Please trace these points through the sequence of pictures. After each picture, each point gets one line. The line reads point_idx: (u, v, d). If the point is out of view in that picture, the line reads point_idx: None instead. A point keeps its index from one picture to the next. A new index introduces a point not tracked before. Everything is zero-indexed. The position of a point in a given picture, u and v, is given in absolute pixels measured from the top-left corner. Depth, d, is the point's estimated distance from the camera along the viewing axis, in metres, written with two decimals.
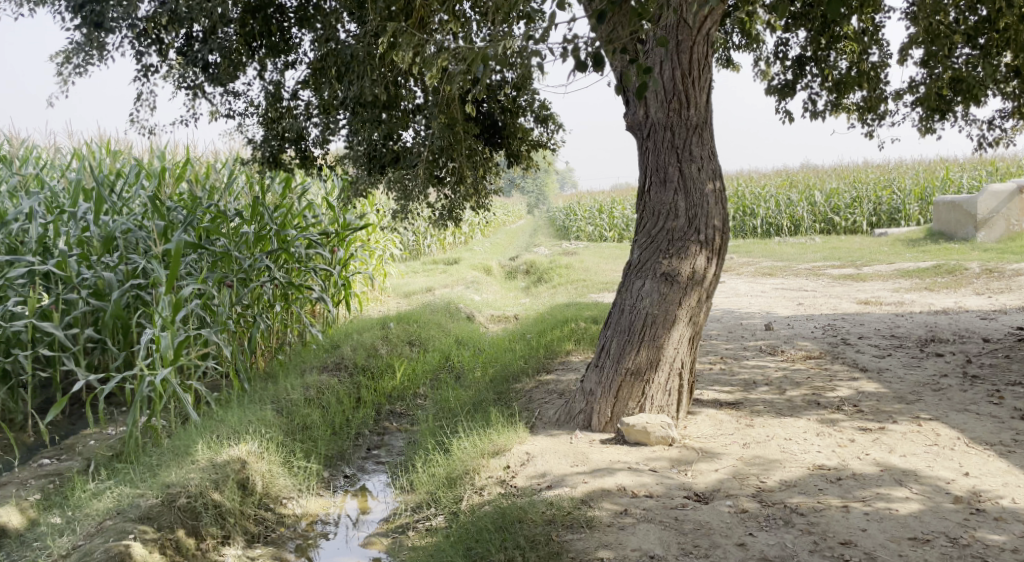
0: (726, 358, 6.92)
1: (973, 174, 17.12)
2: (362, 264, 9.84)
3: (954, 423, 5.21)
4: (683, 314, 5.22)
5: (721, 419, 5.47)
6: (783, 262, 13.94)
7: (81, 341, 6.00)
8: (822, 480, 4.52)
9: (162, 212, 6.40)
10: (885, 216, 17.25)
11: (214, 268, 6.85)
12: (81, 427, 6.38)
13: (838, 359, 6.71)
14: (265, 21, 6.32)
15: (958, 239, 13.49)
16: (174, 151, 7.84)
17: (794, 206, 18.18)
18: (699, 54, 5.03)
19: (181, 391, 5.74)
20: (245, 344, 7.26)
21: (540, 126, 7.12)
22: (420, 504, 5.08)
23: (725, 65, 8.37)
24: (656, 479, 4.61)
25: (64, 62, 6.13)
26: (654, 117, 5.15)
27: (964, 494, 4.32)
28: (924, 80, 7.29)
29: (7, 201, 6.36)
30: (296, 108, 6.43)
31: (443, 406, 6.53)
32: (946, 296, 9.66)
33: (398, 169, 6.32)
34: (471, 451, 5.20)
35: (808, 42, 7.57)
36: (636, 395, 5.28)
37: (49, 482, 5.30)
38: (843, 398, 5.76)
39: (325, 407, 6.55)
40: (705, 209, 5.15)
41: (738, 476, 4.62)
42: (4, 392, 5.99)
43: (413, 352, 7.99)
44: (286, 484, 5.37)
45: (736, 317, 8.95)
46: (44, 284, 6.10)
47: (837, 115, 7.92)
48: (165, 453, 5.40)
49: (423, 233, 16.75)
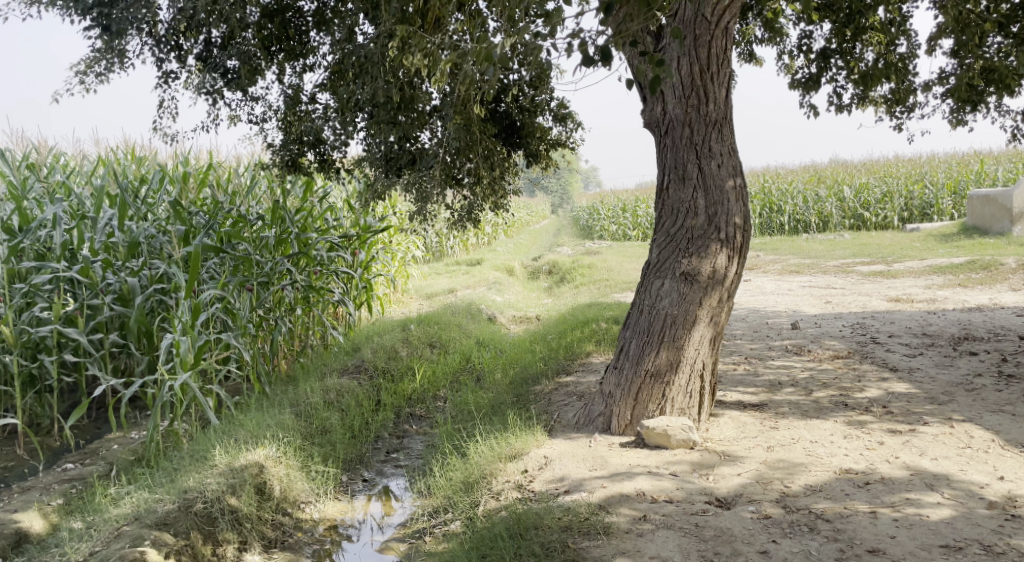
0: (750, 359, 6.77)
1: (1008, 167, 16.80)
2: (383, 266, 9.81)
3: (989, 425, 5.03)
4: (703, 313, 5.09)
5: (744, 421, 5.33)
6: (810, 259, 13.70)
7: (105, 346, 5.96)
8: (849, 484, 4.37)
9: (183, 216, 6.37)
10: (917, 210, 16.92)
11: (235, 272, 6.83)
12: (105, 431, 6.37)
13: (866, 359, 6.53)
14: (283, 25, 6.39)
15: (993, 234, 13.21)
16: (198, 157, 7.87)
17: (822, 202, 17.83)
18: (718, 48, 4.90)
19: (201, 396, 5.69)
20: (267, 347, 7.23)
21: (559, 125, 7.00)
22: (438, 508, 4.96)
23: (747, 60, 8.22)
24: (676, 484, 4.49)
25: (85, 71, 6.14)
26: (672, 114, 5.04)
27: (999, 499, 4.15)
28: (954, 71, 7.07)
29: (35, 209, 6.36)
30: (314, 111, 6.40)
31: (463, 407, 6.47)
32: (981, 293, 9.42)
33: (414, 171, 6.28)
34: (488, 455, 5.10)
35: (832, 34, 7.41)
36: (656, 397, 5.15)
37: (72, 487, 5.29)
38: (872, 399, 5.59)
39: (344, 411, 6.50)
40: (726, 206, 5.01)
41: (761, 480, 4.49)
42: (32, 397, 6.02)
43: (434, 354, 7.90)
44: (304, 488, 5.31)
45: (762, 316, 8.78)
46: (69, 289, 6.11)
47: (864, 108, 7.74)
48: (185, 456, 5.38)
49: (445, 233, 16.72)
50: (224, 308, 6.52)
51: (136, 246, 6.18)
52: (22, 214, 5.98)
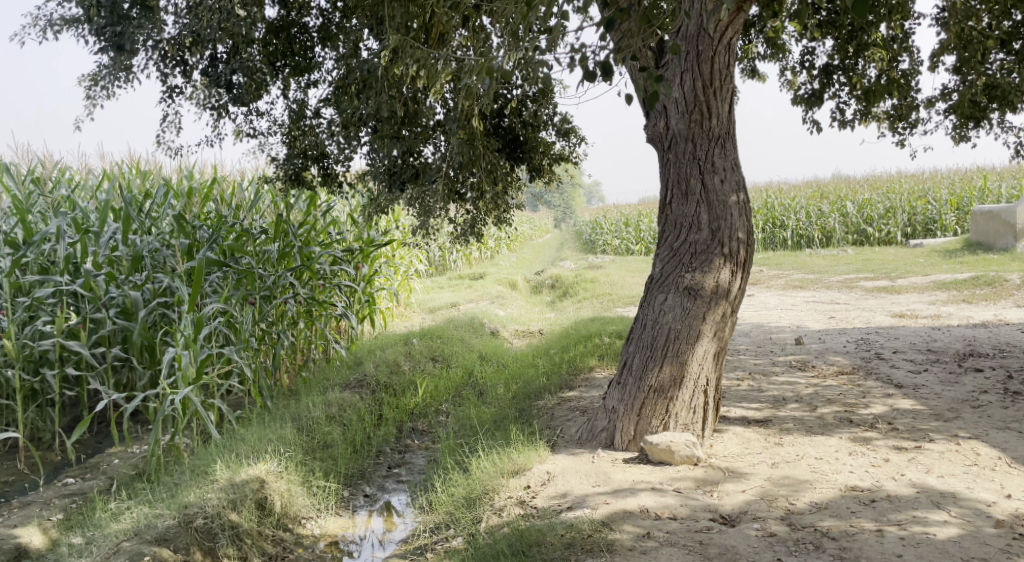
0: (754, 374, 6.73)
1: (1011, 184, 16.81)
2: (386, 280, 9.81)
3: (995, 442, 4.99)
4: (707, 328, 5.06)
5: (748, 437, 5.29)
6: (814, 275, 13.66)
7: (107, 360, 5.93)
8: (855, 502, 4.33)
9: (187, 230, 6.35)
10: (920, 226, 16.92)
11: (238, 286, 6.81)
12: (106, 445, 6.33)
13: (871, 375, 6.49)
14: (288, 40, 6.46)
15: (997, 249, 13.19)
16: (203, 170, 7.91)
17: (826, 218, 17.76)
18: (721, 63, 4.90)
19: (203, 410, 5.64)
20: (268, 362, 7.20)
21: (562, 140, 7.01)
22: (439, 524, 4.91)
23: (749, 76, 8.23)
24: (680, 501, 4.46)
25: (91, 86, 6.18)
26: (676, 129, 5.03)
27: (1006, 517, 4.11)
28: (957, 87, 7.07)
29: (40, 223, 6.34)
30: (318, 126, 6.42)
31: (466, 422, 6.42)
32: (985, 309, 9.38)
33: (418, 185, 6.22)
34: (490, 470, 5.06)
35: (834, 50, 7.42)
36: (660, 413, 5.12)
37: (72, 502, 5.26)
38: (877, 415, 5.55)
39: (345, 425, 6.47)
40: (729, 221, 5.00)
41: (766, 497, 4.45)
42: (33, 411, 6.00)
43: (436, 368, 7.85)
44: (305, 503, 5.26)
45: (765, 331, 8.74)
46: (72, 303, 6.09)
47: (867, 124, 7.74)
48: (186, 471, 5.35)
49: (448, 248, 16.75)
50: (226, 321, 6.50)
51: (139, 260, 6.16)
52: (26, 227, 5.96)
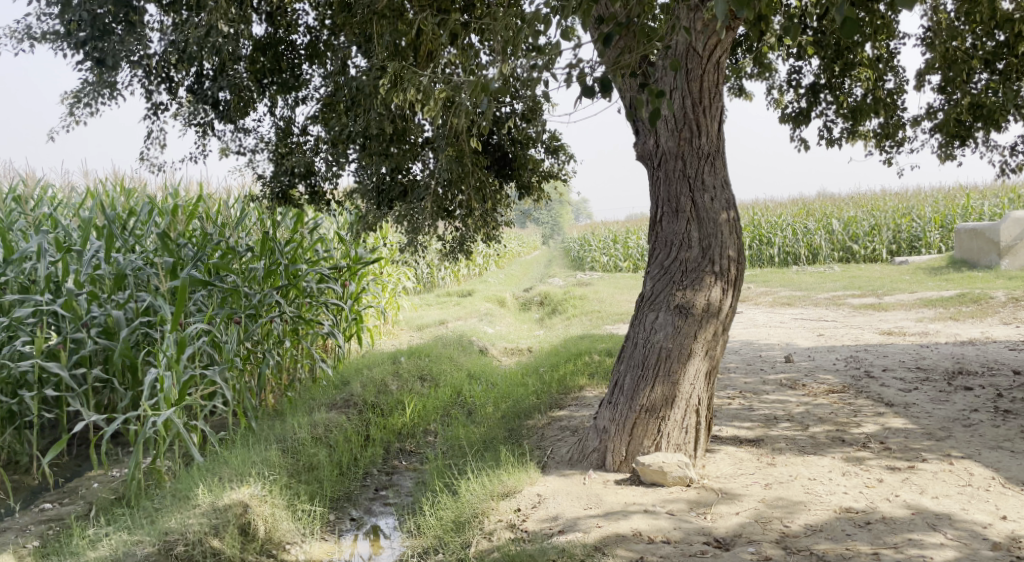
0: (745, 393, 6.68)
1: (994, 202, 16.97)
2: (373, 297, 9.73)
3: (988, 462, 4.96)
4: (698, 346, 5.01)
5: (742, 457, 5.24)
6: (802, 292, 13.67)
7: (88, 381, 5.79)
8: (850, 524, 4.28)
9: (172, 248, 6.25)
10: (905, 243, 17.02)
11: (223, 305, 6.70)
12: (86, 468, 6.20)
13: (861, 394, 6.44)
14: (276, 58, 6.41)
15: (982, 267, 13.25)
16: (188, 189, 7.82)
17: (811, 235, 17.83)
18: (710, 81, 4.88)
19: (185, 432, 5.51)
20: (253, 381, 7.09)
21: (550, 157, 6.98)
22: (428, 549, 4.82)
23: (737, 94, 8.25)
24: (673, 524, 4.38)
25: (74, 103, 6.10)
26: (665, 147, 4.99)
27: (1003, 540, 4.06)
28: (942, 106, 7.10)
29: (20, 240, 6.19)
30: (306, 143, 6.39)
31: (453, 443, 6.34)
32: (971, 326, 9.40)
33: (406, 203, 6.17)
34: (480, 493, 4.95)
35: (821, 69, 7.43)
36: (652, 433, 5.05)
37: (49, 528, 5.13)
38: (869, 435, 5.51)
39: (332, 446, 6.36)
40: (719, 238, 4.97)
41: (760, 520, 4.38)
42: (10, 433, 5.86)
43: (424, 387, 7.74)
44: (289, 528, 5.08)
45: (756, 349, 8.70)
46: (53, 323, 5.97)
47: (854, 142, 7.75)
48: (168, 495, 5.25)
49: (436, 265, 16.66)
50: (211, 340, 6.39)
51: (123, 278, 6.04)
52: (7, 246, 5.84)
